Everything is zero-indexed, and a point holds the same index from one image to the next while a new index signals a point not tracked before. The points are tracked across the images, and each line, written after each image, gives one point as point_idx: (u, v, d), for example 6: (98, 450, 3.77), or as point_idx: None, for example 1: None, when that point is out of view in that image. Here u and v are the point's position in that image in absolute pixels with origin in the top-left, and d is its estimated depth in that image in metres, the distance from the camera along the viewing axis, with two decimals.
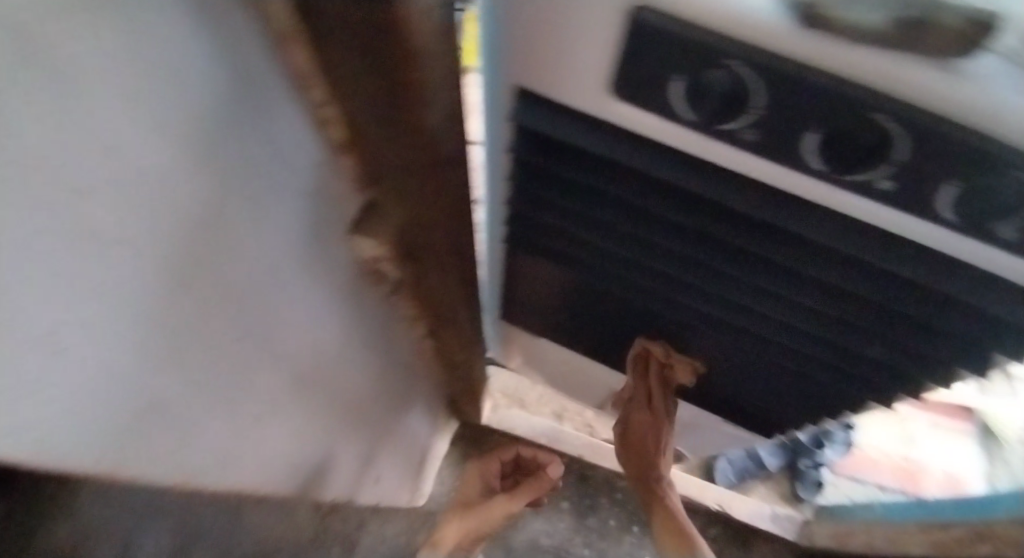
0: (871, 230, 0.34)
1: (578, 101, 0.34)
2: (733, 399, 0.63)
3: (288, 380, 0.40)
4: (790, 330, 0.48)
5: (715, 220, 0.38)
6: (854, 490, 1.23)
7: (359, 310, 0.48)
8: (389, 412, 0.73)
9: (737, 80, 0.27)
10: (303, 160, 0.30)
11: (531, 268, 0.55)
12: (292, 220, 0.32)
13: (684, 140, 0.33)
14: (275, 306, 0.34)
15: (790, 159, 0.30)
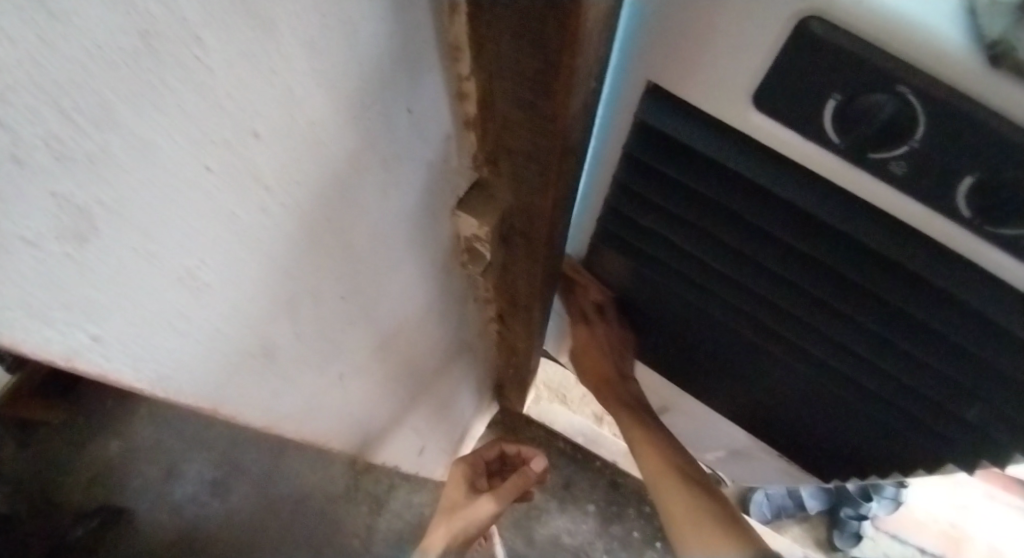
0: (1008, 287, 0.32)
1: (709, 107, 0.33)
2: (798, 436, 0.61)
3: (373, 342, 0.42)
4: (886, 378, 0.45)
5: (839, 255, 0.36)
6: (893, 548, 1.16)
7: (448, 287, 0.48)
8: (444, 387, 0.73)
9: (901, 109, 0.25)
10: (437, 131, 0.30)
11: (615, 268, 0.54)
12: (412, 189, 0.31)
13: (819, 163, 0.31)
14: (380, 272, 0.35)
15: (937, 199, 0.28)
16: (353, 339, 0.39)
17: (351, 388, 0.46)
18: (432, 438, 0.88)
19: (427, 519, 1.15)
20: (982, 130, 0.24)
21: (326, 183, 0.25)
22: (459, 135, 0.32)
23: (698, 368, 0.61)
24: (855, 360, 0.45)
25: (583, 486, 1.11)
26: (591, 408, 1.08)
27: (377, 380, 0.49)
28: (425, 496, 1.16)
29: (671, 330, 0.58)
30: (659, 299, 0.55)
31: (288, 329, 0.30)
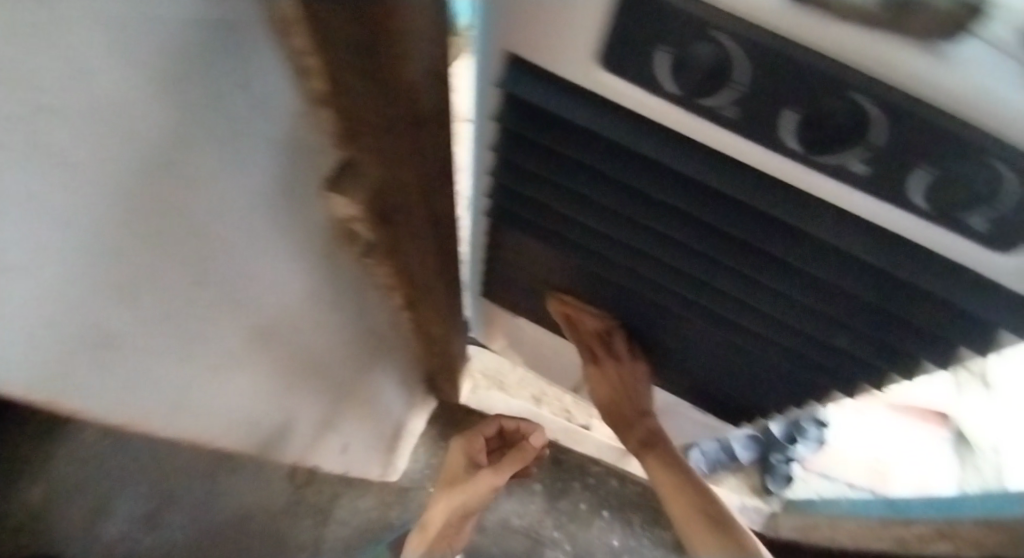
0: (845, 215, 0.35)
1: (562, 68, 0.33)
2: (693, 372, 0.68)
3: (244, 329, 0.40)
4: (754, 312, 0.50)
5: (689, 200, 0.40)
6: (823, 487, 1.22)
7: (329, 268, 0.48)
8: (354, 379, 0.73)
9: (720, 54, 0.26)
10: (280, 104, 0.29)
11: (517, 241, 0.57)
12: (257, 161, 0.30)
13: (666, 114, 0.33)
14: (237, 249, 0.33)
15: (770, 139, 0.30)
16: (220, 328, 0.36)
17: (232, 382, 0.44)
18: (360, 431, 0.88)
19: (376, 522, 1.13)
20: (794, 70, 0.25)
21: (158, 146, 0.22)
22: (308, 108, 0.31)
23: (597, 321, 0.66)
24: (733, 301, 0.50)
25: None
26: (529, 390, 1.13)
27: (262, 365, 0.47)
28: (372, 499, 1.14)
29: (569, 291, 0.62)
30: (554, 265, 0.58)
31: (129, 317, 0.26)
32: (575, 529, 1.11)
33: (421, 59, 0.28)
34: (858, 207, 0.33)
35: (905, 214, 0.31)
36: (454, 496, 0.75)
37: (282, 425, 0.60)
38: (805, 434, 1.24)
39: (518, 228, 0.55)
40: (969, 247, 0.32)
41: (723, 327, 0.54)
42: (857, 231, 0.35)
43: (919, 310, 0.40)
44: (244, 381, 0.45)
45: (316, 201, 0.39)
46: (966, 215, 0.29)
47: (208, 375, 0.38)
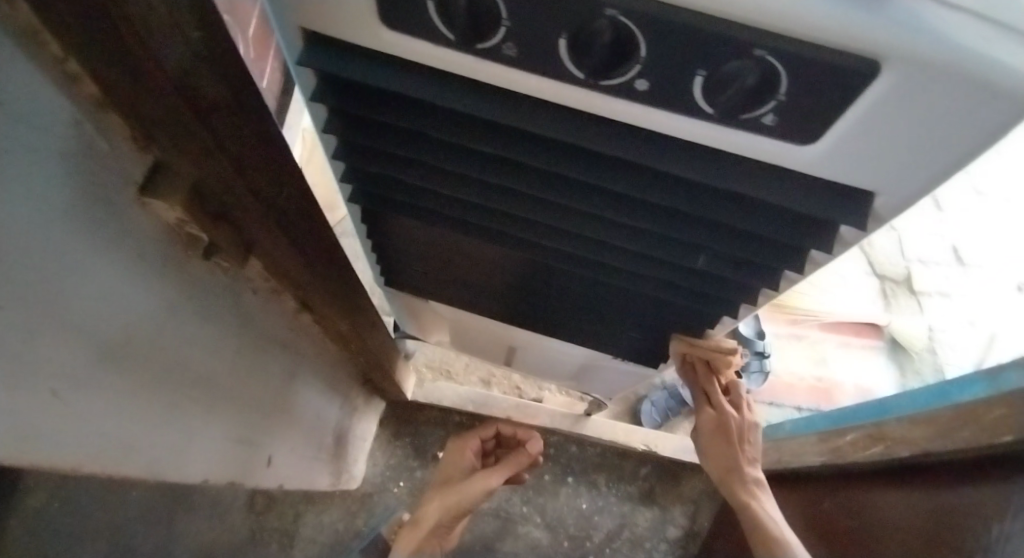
0: (744, 159, 0.38)
1: (469, 57, 0.34)
2: (601, 324, 0.74)
3: (92, 354, 0.38)
4: (657, 262, 0.55)
5: (567, 160, 0.44)
6: (773, 414, 1.37)
7: (174, 276, 0.48)
8: (254, 389, 0.71)
9: (617, 30, 0.28)
10: (52, 113, 0.29)
11: (395, 220, 0.63)
12: (40, 173, 0.29)
13: (576, 96, 0.35)
14: (52, 273, 0.32)
15: (685, 104, 0.32)
16: (47, 352, 0.33)
17: (104, 414, 0.41)
18: (288, 444, 0.85)
19: (344, 533, 1.10)
20: (692, 35, 0.27)
21: None
22: (94, 116, 0.33)
23: (516, 288, 0.71)
24: (604, 248, 0.55)
25: None
26: (476, 375, 1.20)
27: (115, 389, 0.43)
28: (336, 511, 1.11)
29: (482, 263, 0.67)
30: (444, 239, 0.63)
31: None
32: (544, 501, 1.14)
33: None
34: (764, 151, 0.35)
35: (793, 147, 0.33)
36: (448, 494, 0.79)
37: (190, 452, 0.58)
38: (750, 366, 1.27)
39: (433, 203, 0.57)
40: (850, 169, 0.35)
41: (609, 277, 0.59)
42: (753, 173, 0.39)
43: (816, 239, 0.44)
44: (116, 412, 0.43)
45: (134, 207, 0.40)
46: (890, 143, 0.32)
47: (66, 408, 0.36)
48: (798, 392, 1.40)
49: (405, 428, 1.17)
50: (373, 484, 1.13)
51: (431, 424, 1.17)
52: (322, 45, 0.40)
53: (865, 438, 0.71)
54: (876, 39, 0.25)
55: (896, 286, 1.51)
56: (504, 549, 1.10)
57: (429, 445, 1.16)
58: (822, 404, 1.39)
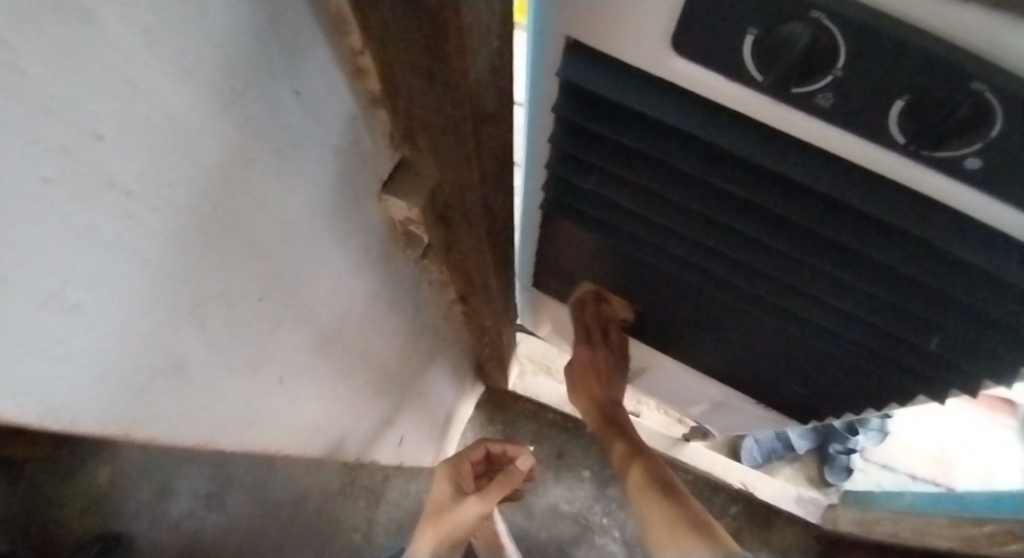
0: (938, 208, 0.32)
1: (631, 56, 0.31)
2: (742, 362, 0.63)
3: (315, 343, 0.39)
4: (828, 308, 0.45)
5: (748, 186, 0.36)
6: (885, 478, 1.18)
7: (390, 271, 0.47)
8: (415, 378, 0.73)
9: (818, 36, 0.24)
10: (340, 119, 0.29)
11: (565, 234, 0.55)
12: (321, 174, 0.29)
13: (750, 104, 0.30)
14: (307, 269, 0.33)
15: (873, 131, 0.28)
16: (289, 339, 0.35)
17: (309, 392, 0.43)
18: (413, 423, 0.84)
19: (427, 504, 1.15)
20: (902, 50, 0.23)
21: (211, 179, 0.21)
22: (366, 114, 0.31)
23: (648, 305, 0.61)
24: (777, 285, 0.45)
25: (576, 453, 1.13)
26: None
27: (324, 373, 0.44)
28: (423, 482, 1.16)
29: (607, 277, 0.59)
30: (583, 248, 0.56)
31: (210, 345, 0.27)
32: (626, 515, 1.10)
33: (488, 57, 0.26)
34: (927, 185, 0.30)
35: (1007, 209, 0.29)
36: (439, 526, 0.75)
37: (351, 434, 0.62)
38: (871, 425, 1.07)
39: (568, 220, 0.51)
40: (1010, 212, 0.29)
41: (766, 313, 0.50)
42: (940, 219, 0.32)
43: (1019, 312, 0.36)
44: (317, 392, 0.46)
45: (372, 205, 0.38)
46: None
47: (281, 389, 0.38)
48: (920, 459, 1.19)
49: (499, 415, 1.16)
50: None
51: (523, 417, 1.16)
52: None
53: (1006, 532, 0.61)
54: None
55: None
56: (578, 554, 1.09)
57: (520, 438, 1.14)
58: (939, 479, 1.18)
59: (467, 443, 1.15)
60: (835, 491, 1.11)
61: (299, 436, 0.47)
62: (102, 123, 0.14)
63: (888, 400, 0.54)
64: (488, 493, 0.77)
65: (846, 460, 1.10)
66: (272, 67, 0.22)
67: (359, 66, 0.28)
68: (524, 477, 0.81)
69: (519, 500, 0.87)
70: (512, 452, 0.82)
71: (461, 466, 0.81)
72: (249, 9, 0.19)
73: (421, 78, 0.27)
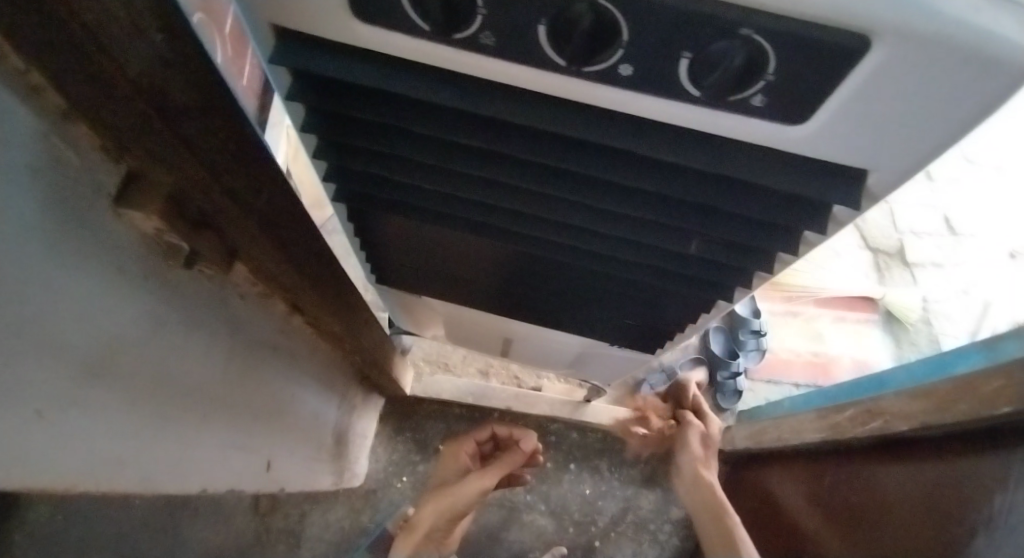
0: (738, 151, 0.36)
1: (436, 46, 0.31)
2: (616, 319, 0.64)
3: (73, 366, 0.32)
4: (659, 251, 0.47)
5: (508, 143, 0.38)
6: (771, 391, 1.35)
7: (171, 291, 0.41)
8: (274, 398, 0.66)
9: (599, 13, 0.26)
10: (19, 130, 0.25)
11: (420, 231, 0.55)
12: (3, 173, 0.24)
13: (556, 84, 0.32)
14: (22, 275, 0.27)
15: (671, 88, 0.30)
16: (35, 374, 0.29)
17: (96, 429, 0.36)
18: (296, 454, 0.78)
19: (350, 531, 1.09)
20: (671, 13, 0.25)
21: None
22: (58, 129, 0.28)
23: (514, 282, 0.62)
24: (625, 245, 0.48)
25: None
26: (475, 365, 1.17)
27: (117, 407, 0.38)
28: (341, 509, 1.10)
29: (466, 260, 0.59)
30: (447, 243, 0.56)
31: None
32: (547, 488, 1.15)
33: (133, 50, 0.25)
34: (687, 118, 0.33)
35: (779, 126, 0.31)
36: (440, 498, 0.73)
37: (206, 470, 0.53)
38: (746, 347, 1.27)
39: (414, 217, 0.51)
40: (779, 128, 0.32)
41: (621, 269, 0.51)
42: (753, 160, 0.36)
43: None
44: (116, 427, 0.38)
45: (108, 223, 0.33)
46: (862, 132, 0.31)
47: (45, 428, 0.31)
48: (795, 367, 1.38)
49: (405, 423, 1.15)
50: (376, 480, 1.11)
51: (431, 418, 1.15)
52: (287, 35, 0.35)
53: (863, 414, 0.74)
54: (852, 8, 0.23)
55: (888, 259, 1.49)
56: (511, 537, 1.11)
57: (430, 440, 1.14)
58: (818, 379, 1.37)
59: (380, 458, 1.12)
60: (729, 414, 1.26)
61: (128, 481, 0.41)
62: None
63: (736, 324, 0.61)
64: (489, 469, 0.77)
65: (733, 385, 1.25)
66: None
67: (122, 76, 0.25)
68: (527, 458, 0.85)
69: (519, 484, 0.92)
70: (518, 435, 0.86)
71: (469, 447, 0.85)
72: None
73: None
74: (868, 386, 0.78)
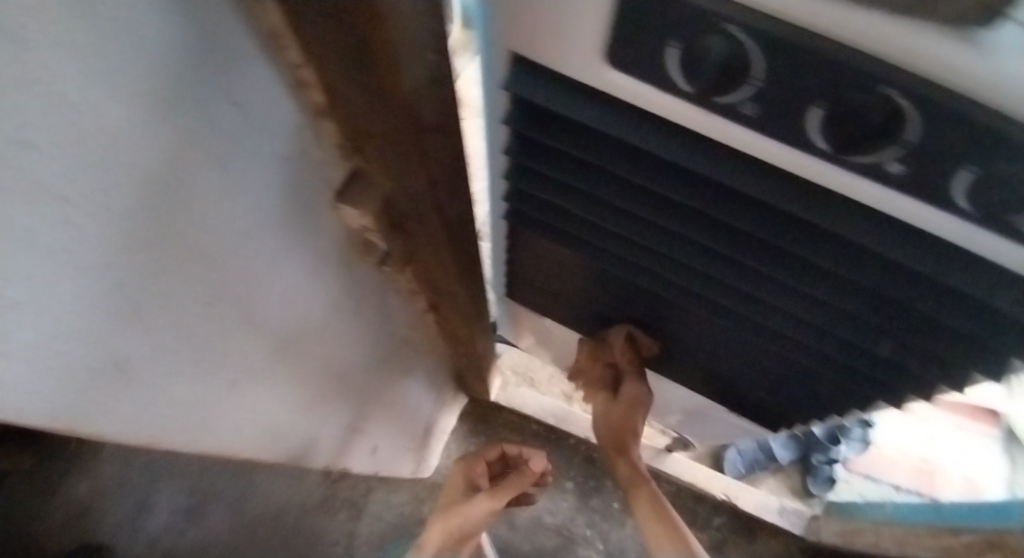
0: (880, 217, 0.32)
1: (575, 64, 0.31)
2: (717, 371, 0.61)
3: (271, 346, 0.36)
4: (816, 302, 0.43)
5: (703, 176, 0.35)
6: (868, 489, 1.17)
7: (360, 290, 0.44)
8: (405, 394, 0.69)
9: (736, 49, 0.25)
10: (282, 125, 0.28)
11: (558, 253, 0.53)
12: (259, 176, 0.28)
13: (682, 113, 0.31)
14: (253, 268, 0.31)
15: (794, 138, 0.28)
16: (246, 354, 0.34)
17: (265, 398, 0.40)
18: (396, 441, 0.82)
19: (407, 518, 1.16)
20: (806, 62, 0.24)
21: (150, 182, 0.22)
22: (312, 127, 0.30)
23: (647, 316, 0.58)
24: (787, 290, 0.43)
25: (559, 462, 1.13)
26: (560, 388, 1.08)
27: (297, 390, 0.43)
28: (404, 495, 1.18)
29: (608, 291, 0.57)
30: (588, 269, 0.54)
31: (150, 344, 0.26)
32: (608, 527, 1.11)
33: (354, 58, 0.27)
34: (806, 169, 0.31)
35: (902, 199, 0.29)
36: (450, 517, 0.73)
37: (329, 446, 0.58)
38: (851, 434, 1.08)
39: (547, 237, 0.51)
40: (907, 202, 0.29)
41: (780, 319, 0.47)
42: (904, 235, 0.33)
43: (953, 313, 0.37)
44: (284, 403, 0.42)
45: (328, 215, 0.35)
46: (1014, 217, 0.27)
47: (234, 396, 0.36)
48: (898, 468, 1.18)
49: (481, 427, 1.15)
50: (442, 476, 1.14)
51: (507, 428, 1.14)
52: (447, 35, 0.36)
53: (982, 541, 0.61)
54: (981, 80, 0.22)
55: None
56: None
57: None
58: (922, 487, 1.16)
59: (450, 455, 1.14)
60: (819, 501, 1.09)
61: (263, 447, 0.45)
62: (28, 138, 0.16)
63: (849, 406, 0.54)
64: (500, 491, 0.76)
65: (830, 470, 1.09)
66: (191, 74, 0.21)
67: (303, 79, 0.28)
68: (534, 480, 0.81)
69: (528, 504, 0.87)
70: (527, 454, 0.83)
71: (478, 465, 0.82)
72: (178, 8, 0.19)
73: (361, 87, 0.27)
74: (983, 512, 0.66)
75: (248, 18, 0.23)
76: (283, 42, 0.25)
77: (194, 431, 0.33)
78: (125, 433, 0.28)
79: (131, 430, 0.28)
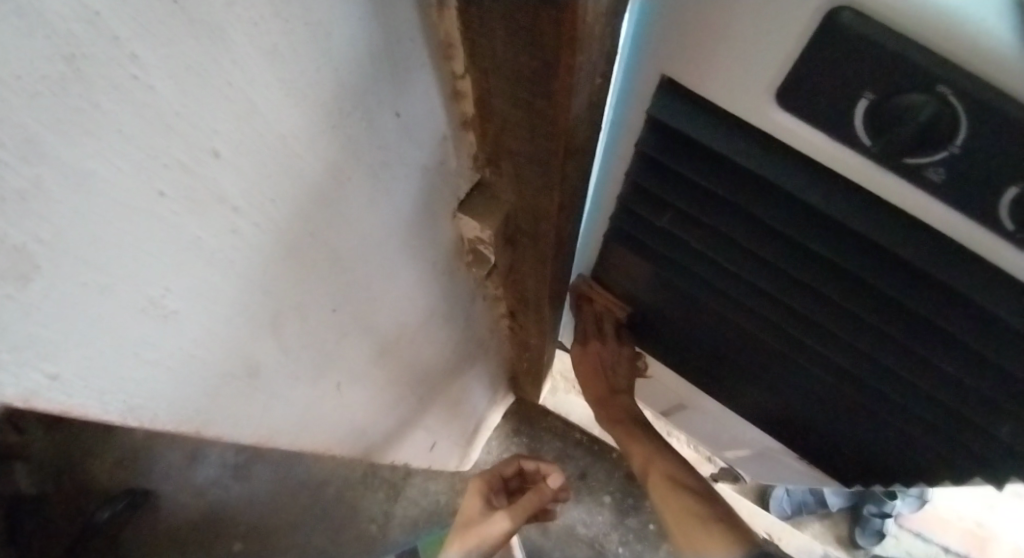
0: None
1: (736, 99, 0.29)
2: (800, 419, 0.58)
3: (373, 349, 0.37)
4: (938, 374, 0.40)
5: (851, 230, 0.33)
6: (916, 548, 1.13)
7: (456, 298, 0.44)
8: (466, 393, 0.70)
9: (943, 113, 0.21)
10: (430, 138, 0.27)
11: (654, 277, 0.51)
12: (400, 192, 0.28)
13: (854, 167, 0.28)
14: (377, 282, 0.32)
15: (978, 212, 0.25)
16: (350, 357, 0.35)
17: (357, 396, 0.41)
18: (449, 438, 0.83)
19: (443, 507, 1.19)
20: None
21: (308, 197, 0.22)
22: (456, 138, 0.29)
23: (733, 358, 0.55)
24: (911, 357, 0.40)
25: (600, 477, 1.14)
26: None
27: (383, 389, 0.44)
28: (442, 484, 1.20)
29: (699, 327, 0.54)
30: (684, 300, 0.51)
31: (276, 348, 0.28)
32: (641, 548, 1.13)
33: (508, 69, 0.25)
34: (986, 246, 0.27)
35: None
36: (466, 536, 0.73)
37: (398, 440, 0.60)
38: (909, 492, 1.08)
39: (651, 262, 0.48)
40: None
41: (888, 382, 0.44)
42: None
43: None
44: (370, 400, 0.44)
45: (447, 225, 0.35)
46: None
47: (332, 397, 0.37)
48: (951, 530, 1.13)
49: (524, 428, 1.15)
50: (479, 472, 1.15)
51: (550, 433, 1.14)
52: None
53: None
54: None
55: None
56: None
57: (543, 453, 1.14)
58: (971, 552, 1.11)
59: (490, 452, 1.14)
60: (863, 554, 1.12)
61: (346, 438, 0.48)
62: (216, 140, 0.16)
63: (943, 478, 0.51)
64: (517, 508, 0.76)
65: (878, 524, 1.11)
66: (364, 80, 0.20)
67: (458, 90, 0.26)
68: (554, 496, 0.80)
69: (549, 520, 0.87)
70: (544, 470, 0.83)
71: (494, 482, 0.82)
72: (368, 16, 0.18)
73: (517, 108, 0.25)
74: None
75: (428, 29, 0.22)
76: (452, 52, 0.24)
77: (293, 425, 0.35)
78: (236, 428, 0.30)
79: (240, 426, 0.30)
